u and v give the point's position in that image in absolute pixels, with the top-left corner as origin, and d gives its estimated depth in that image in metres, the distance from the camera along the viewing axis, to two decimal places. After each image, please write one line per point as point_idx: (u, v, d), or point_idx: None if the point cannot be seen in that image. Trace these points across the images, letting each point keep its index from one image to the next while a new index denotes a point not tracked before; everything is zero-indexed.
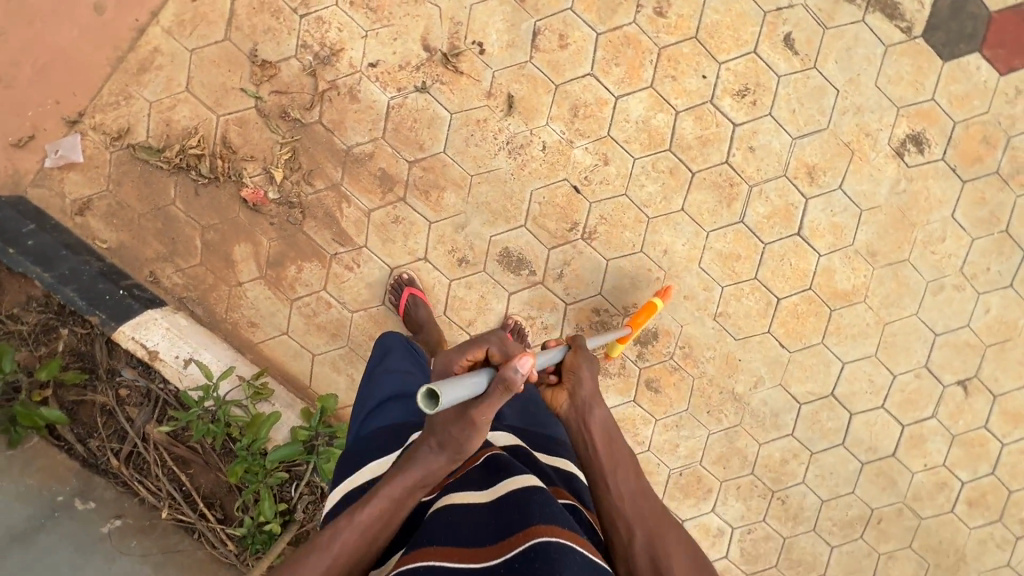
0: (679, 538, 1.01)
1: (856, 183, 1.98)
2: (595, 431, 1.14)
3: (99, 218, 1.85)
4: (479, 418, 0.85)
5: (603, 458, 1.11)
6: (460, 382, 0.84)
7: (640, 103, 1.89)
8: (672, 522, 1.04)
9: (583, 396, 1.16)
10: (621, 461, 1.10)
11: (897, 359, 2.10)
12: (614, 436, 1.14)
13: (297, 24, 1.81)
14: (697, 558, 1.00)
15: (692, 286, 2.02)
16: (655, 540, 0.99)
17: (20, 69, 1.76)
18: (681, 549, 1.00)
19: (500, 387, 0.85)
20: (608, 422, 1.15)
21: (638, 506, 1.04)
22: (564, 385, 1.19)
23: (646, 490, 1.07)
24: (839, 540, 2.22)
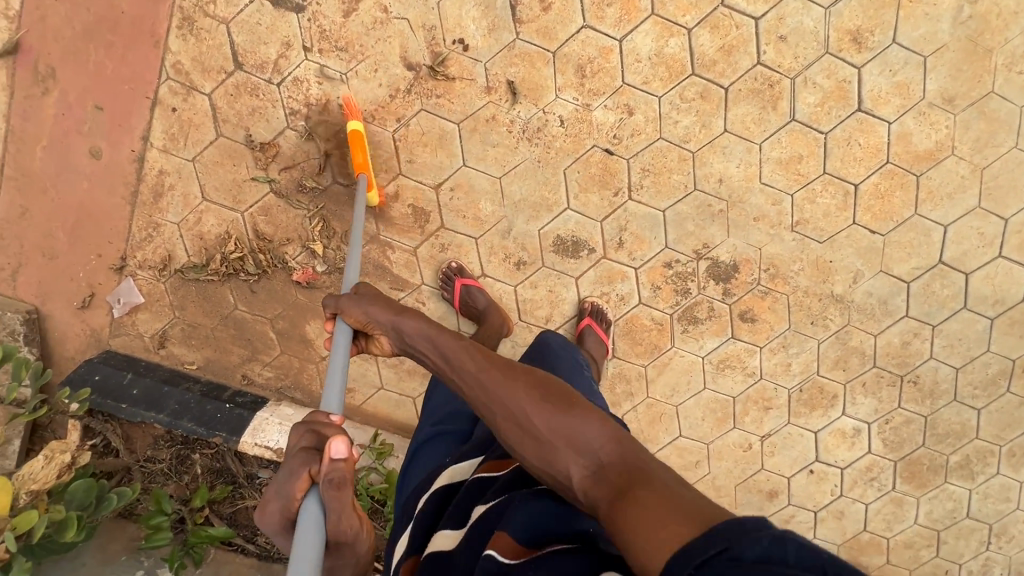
0: (530, 389, 1.05)
1: (912, 30, 1.74)
2: (418, 342, 1.19)
3: (180, 345, 1.93)
4: (340, 525, 0.96)
5: (440, 361, 1.15)
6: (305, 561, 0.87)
7: (647, 36, 1.71)
8: (523, 376, 1.07)
9: (389, 325, 1.21)
10: (454, 352, 1.14)
11: (1006, 202, 1.90)
12: (435, 334, 1.16)
13: (278, 93, 1.72)
14: (553, 396, 1.03)
15: (760, 205, 1.88)
16: (508, 406, 1.03)
17: (57, 238, 1.81)
18: (530, 399, 1.03)
19: (334, 488, 0.95)
20: (427, 326, 1.18)
21: (483, 383, 1.08)
22: (374, 331, 1.26)
23: (488, 365, 1.10)
24: (984, 400, 2.13)
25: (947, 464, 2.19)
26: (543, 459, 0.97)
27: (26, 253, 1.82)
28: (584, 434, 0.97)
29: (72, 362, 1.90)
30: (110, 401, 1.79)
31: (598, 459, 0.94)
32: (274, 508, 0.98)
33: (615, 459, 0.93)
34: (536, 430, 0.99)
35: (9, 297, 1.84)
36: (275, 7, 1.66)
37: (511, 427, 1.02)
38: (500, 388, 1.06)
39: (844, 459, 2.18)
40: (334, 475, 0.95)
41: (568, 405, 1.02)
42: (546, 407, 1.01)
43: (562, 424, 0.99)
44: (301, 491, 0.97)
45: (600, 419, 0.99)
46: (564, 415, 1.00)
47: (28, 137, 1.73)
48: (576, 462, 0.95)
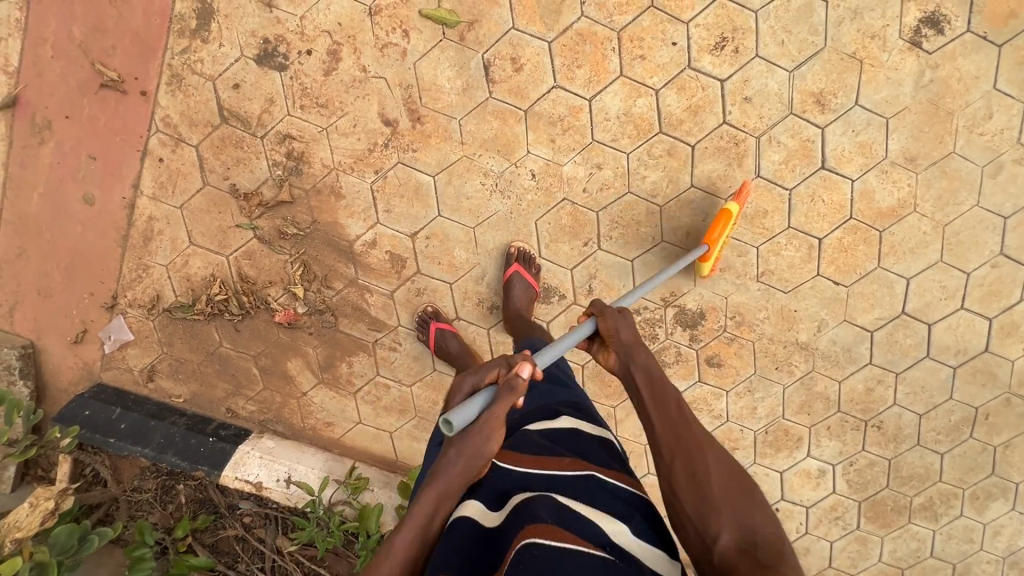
0: (722, 458, 1.11)
1: (874, 92, 1.79)
2: (638, 374, 1.24)
3: (167, 379, 2.02)
4: (490, 423, 1.04)
5: (648, 394, 1.20)
6: (466, 407, 1.02)
7: (615, 97, 1.77)
8: (716, 446, 1.13)
9: (626, 345, 1.28)
10: (669, 397, 1.19)
11: (968, 256, 1.95)
12: (657, 375, 1.23)
13: (261, 145, 1.80)
14: (737, 475, 1.09)
15: (726, 257, 1.94)
16: (697, 460, 1.10)
17: (51, 278, 1.91)
18: (718, 467, 1.09)
19: (509, 389, 1.07)
20: (652, 367, 1.24)
21: (683, 432, 1.14)
22: (609, 344, 1.31)
23: (692, 421, 1.16)
24: (947, 446, 2.18)
25: (911, 505, 2.25)
26: (700, 514, 1.04)
27: (22, 291, 1.92)
28: (748, 515, 1.03)
29: (65, 394, 2.00)
30: (99, 435, 1.90)
31: (751, 538, 1.00)
32: (459, 380, 1.11)
33: (770, 546, 1.00)
34: (710, 494, 1.06)
35: (5, 332, 1.94)
36: (259, 65, 1.73)
37: (686, 477, 1.08)
38: (701, 444, 1.12)
39: (809, 498, 2.24)
40: (516, 379, 1.08)
41: (746, 487, 1.08)
42: (724, 480, 1.08)
43: (740, 503, 1.05)
44: (486, 380, 1.11)
45: (769, 513, 1.05)
46: (742, 496, 1.05)
47: (25, 183, 1.82)
48: (730, 531, 1.01)
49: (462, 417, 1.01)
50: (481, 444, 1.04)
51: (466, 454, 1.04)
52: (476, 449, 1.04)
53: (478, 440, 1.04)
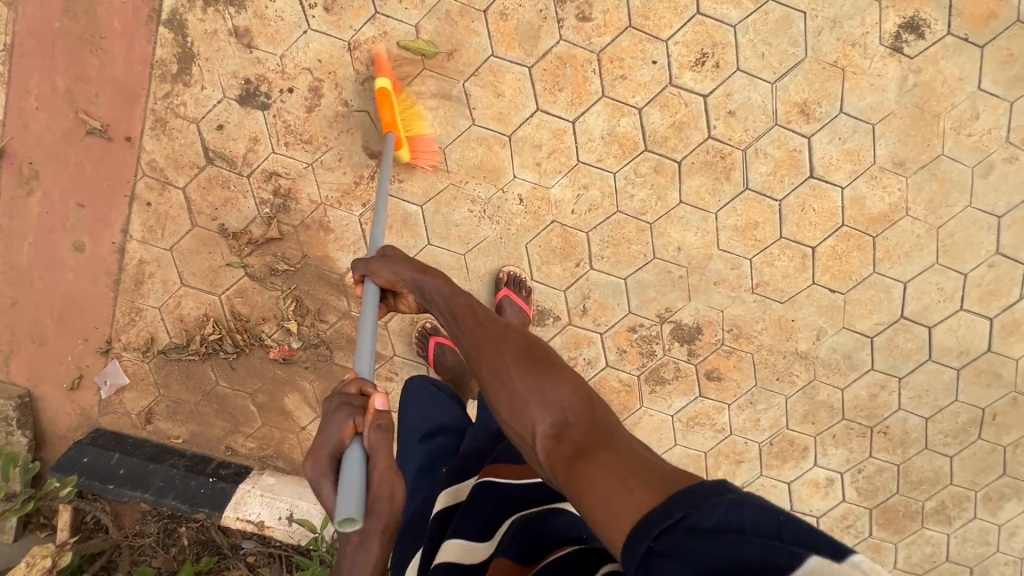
0: (520, 349, 1.08)
1: (858, 99, 1.78)
2: (427, 297, 1.23)
3: (165, 420, 2.01)
4: (384, 473, 0.94)
5: (448, 318, 1.20)
6: (348, 492, 0.88)
7: (598, 118, 1.77)
8: (516, 341, 1.10)
9: (403, 277, 1.24)
10: (460, 311, 1.18)
11: (963, 257, 1.93)
12: (445, 292, 1.20)
13: (247, 184, 1.80)
14: (534, 351, 1.08)
15: (720, 270, 1.92)
16: (498, 364, 1.07)
17: (45, 326, 1.91)
18: (514, 354, 1.08)
19: (378, 432, 0.95)
20: (441, 286, 1.21)
21: (479, 341, 1.12)
22: (401, 290, 1.28)
23: (488, 326, 1.14)
24: (956, 448, 2.14)
25: (924, 510, 2.21)
26: (518, 416, 1.01)
27: (17, 340, 1.92)
28: (556, 394, 1.00)
29: (64, 441, 1.99)
30: (98, 482, 1.89)
31: (564, 418, 0.97)
32: (318, 458, 0.96)
33: (582, 417, 0.97)
34: (517, 392, 1.03)
35: (2, 382, 1.94)
36: (241, 105, 1.74)
37: (495, 382, 1.06)
38: (493, 339, 1.12)
39: (819, 507, 2.21)
40: (384, 419, 0.97)
41: (550, 367, 1.05)
42: (526, 367, 1.05)
43: (542, 381, 1.02)
44: (348, 437, 0.97)
45: (577, 383, 1.02)
46: (545, 376, 1.03)
47: (15, 234, 1.83)
48: (544, 420, 0.98)
49: (349, 496, 0.88)
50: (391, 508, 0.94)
51: (377, 523, 0.93)
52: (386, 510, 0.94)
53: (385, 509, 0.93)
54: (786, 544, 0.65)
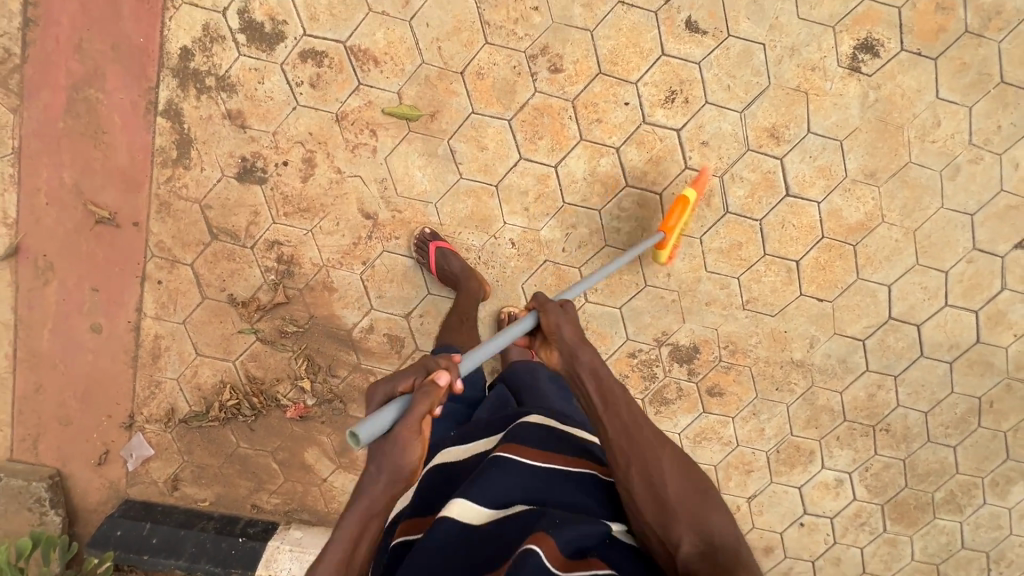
0: (675, 463, 1.10)
1: (824, 119, 1.86)
2: (584, 373, 1.21)
3: (191, 485, 2.08)
4: (408, 432, 0.94)
5: (597, 395, 1.18)
6: (375, 421, 0.93)
7: (579, 161, 1.86)
8: (671, 452, 1.11)
9: (569, 345, 1.24)
10: (616, 396, 1.17)
11: (942, 256, 2.01)
12: (604, 374, 1.20)
13: (252, 254, 1.89)
14: (688, 471, 1.10)
15: (711, 291, 2.00)
16: (652, 466, 1.07)
17: (70, 407, 1.99)
18: (671, 469, 1.08)
19: (421, 394, 0.97)
20: (604, 367, 1.21)
21: (636, 437, 1.11)
22: (551, 342, 1.27)
23: (643, 425, 1.13)
24: (958, 438, 2.20)
25: (934, 500, 2.26)
26: (662, 523, 1.01)
27: (43, 423, 2.00)
28: (706, 519, 1.02)
29: (96, 514, 2.06)
30: (133, 554, 1.96)
31: (712, 545, 0.99)
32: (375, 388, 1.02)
33: (727, 547, 0.99)
34: (669, 502, 1.03)
35: (33, 463, 2.01)
36: (240, 182, 1.82)
37: (645, 486, 1.05)
38: (651, 443, 1.11)
39: (831, 508, 2.26)
40: (429, 386, 0.98)
41: (702, 491, 1.08)
42: (679, 483, 1.07)
43: (693, 502, 1.04)
44: (401, 388, 1.00)
45: (727, 515, 1.05)
46: (699, 499, 1.05)
47: (34, 322, 1.91)
48: (692, 537, 0.99)
49: (371, 428, 0.92)
50: (402, 464, 0.95)
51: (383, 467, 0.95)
52: (394, 462, 0.94)
53: (399, 459, 0.94)
54: None
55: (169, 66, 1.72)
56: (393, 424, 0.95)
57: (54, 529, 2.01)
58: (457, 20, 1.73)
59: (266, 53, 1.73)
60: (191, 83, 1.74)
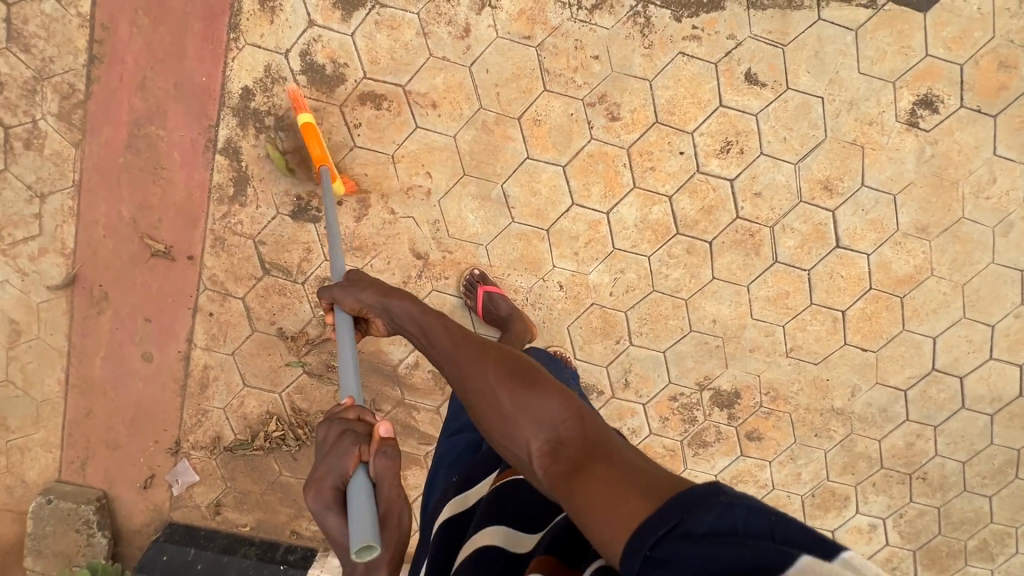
0: (498, 364, 1.00)
1: (879, 172, 1.86)
2: (399, 317, 1.15)
3: (233, 510, 2.11)
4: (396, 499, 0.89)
5: (418, 333, 1.12)
6: (362, 521, 0.82)
7: (631, 208, 1.86)
8: (492, 351, 1.03)
9: (375, 301, 1.17)
10: (430, 326, 1.10)
11: (990, 310, 2.00)
12: (412, 309, 1.13)
13: (303, 289, 1.91)
14: (512, 364, 1.00)
15: (755, 337, 2.00)
16: (475, 381, 0.99)
17: (119, 432, 2.02)
18: (494, 369, 0.99)
19: (383, 459, 0.91)
20: (402, 301, 1.14)
21: (453, 358, 1.04)
22: (369, 315, 1.22)
23: (461, 337, 1.06)
24: (994, 488, 2.20)
25: (967, 548, 2.26)
26: (508, 438, 0.94)
27: (92, 446, 2.03)
28: (545, 411, 0.92)
29: (140, 536, 2.10)
30: None
31: (555, 434, 0.91)
32: (320, 491, 0.89)
33: (571, 432, 0.90)
34: (502, 410, 0.95)
35: (80, 485, 2.05)
36: (295, 220, 1.84)
37: (478, 404, 0.98)
38: (468, 354, 1.03)
39: (863, 552, 2.27)
40: (388, 447, 0.92)
41: (531, 379, 0.97)
42: (505, 383, 0.97)
43: (521, 398, 0.94)
44: (352, 468, 0.91)
45: (561, 393, 0.95)
46: (524, 388, 0.95)
47: (88, 350, 1.94)
48: (535, 437, 0.91)
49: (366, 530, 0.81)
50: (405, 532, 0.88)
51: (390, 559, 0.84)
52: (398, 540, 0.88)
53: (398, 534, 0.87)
54: (776, 542, 0.65)
55: (230, 105, 1.74)
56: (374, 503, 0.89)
57: (100, 550, 2.05)
58: (517, 67, 1.73)
59: (326, 94, 1.74)
60: (251, 122, 1.75)
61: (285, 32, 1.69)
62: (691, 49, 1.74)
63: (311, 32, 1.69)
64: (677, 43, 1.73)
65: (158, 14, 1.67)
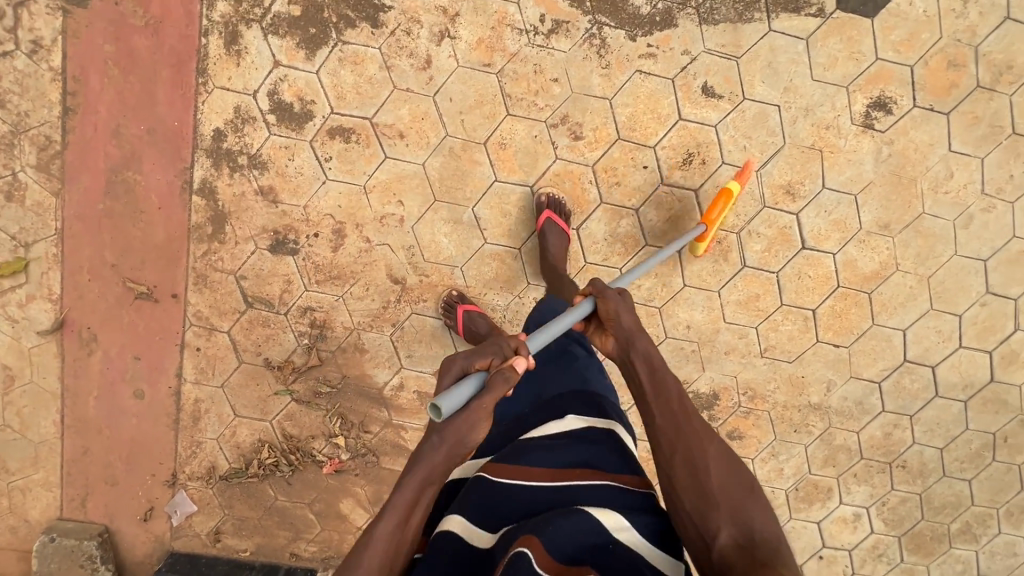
0: (721, 456, 1.13)
1: (838, 175, 1.91)
2: (638, 360, 1.28)
3: (232, 536, 2.17)
4: (481, 409, 1.08)
5: (648, 386, 1.24)
6: (458, 393, 1.06)
7: (599, 223, 1.91)
8: (715, 442, 1.16)
9: (628, 331, 1.30)
10: (668, 389, 1.23)
11: (956, 300, 2.05)
12: (659, 367, 1.26)
13: (286, 319, 1.96)
14: (737, 469, 1.12)
15: (729, 340, 2.06)
16: (697, 457, 1.12)
17: (116, 467, 2.07)
18: (718, 462, 1.12)
19: (500, 379, 1.11)
20: (653, 353, 1.28)
21: (682, 428, 1.16)
22: (608, 329, 1.35)
23: (693, 416, 1.19)
24: (973, 472, 2.26)
25: (950, 531, 2.32)
26: (700, 513, 1.05)
27: (91, 483, 2.08)
28: (748, 510, 1.05)
29: (143, 567, 2.16)
30: None
31: (748, 537, 1.01)
32: (451, 369, 1.13)
33: (768, 543, 1.00)
34: (712, 491, 1.07)
35: (82, 521, 2.11)
36: (273, 254, 1.89)
37: (689, 474, 1.10)
38: (701, 435, 1.15)
39: (850, 541, 2.32)
40: (507, 372, 1.13)
41: (747, 489, 1.09)
42: (728, 479, 1.10)
43: (736, 496, 1.07)
44: (479, 366, 1.14)
45: (769, 513, 1.06)
46: (743, 497, 1.07)
47: (81, 390, 1.99)
48: (728, 527, 1.02)
49: (450, 403, 1.05)
50: (467, 435, 1.08)
51: (450, 435, 1.07)
52: (461, 434, 1.07)
53: (466, 427, 1.07)
54: None
55: (203, 147, 1.78)
56: (469, 400, 1.08)
57: None
58: (479, 94, 1.78)
59: (296, 131, 1.78)
60: (224, 162, 1.80)
61: (252, 73, 1.73)
62: (647, 67, 1.78)
63: (276, 72, 1.74)
64: (634, 62, 1.78)
65: (127, 64, 1.72)
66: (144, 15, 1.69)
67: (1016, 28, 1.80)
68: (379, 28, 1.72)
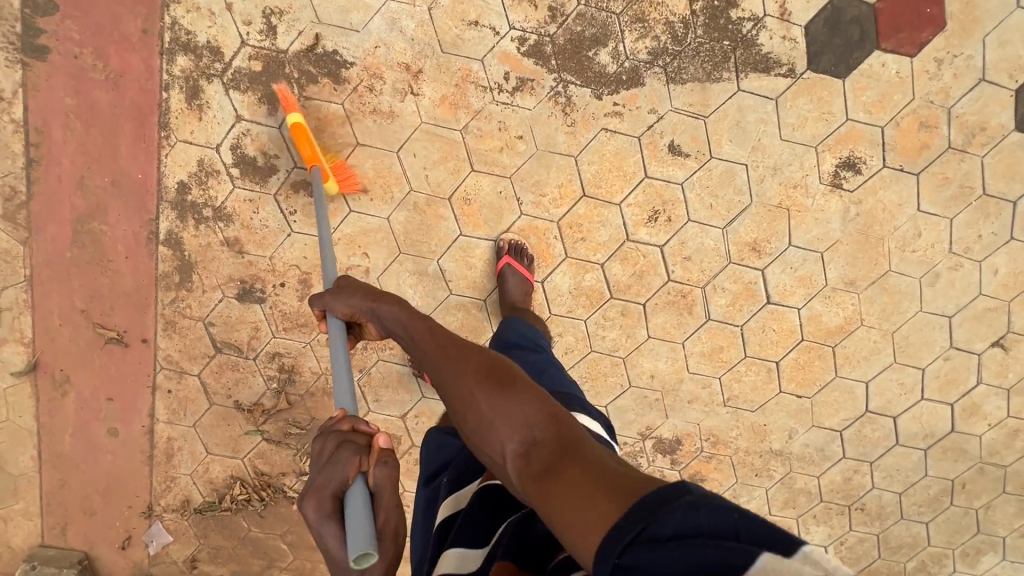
0: (479, 362, 0.97)
1: (805, 233, 1.90)
2: (382, 321, 1.12)
3: (208, 563, 2.25)
4: (391, 510, 0.89)
5: (402, 337, 1.09)
6: (359, 526, 0.83)
7: (564, 276, 1.92)
8: (464, 352, 0.99)
9: (361, 308, 1.14)
10: (414, 329, 1.06)
11: (920, 354, 2.07)
12: (397, 314, 1.09)
13: (255, 364, 1.99)
14: (495, 367, 0.96)
15: (693, 389, 2.08)
16: (453, 383, 0.95)
17: (94, 499, 2.14)
18: (474, 371, 0.95)
19: (384, 470, 0.90)
20: (388, 305, 1.11)
21: (435, 361, 1.00)
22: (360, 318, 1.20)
23: (443, 336, 1.03)
24: (931, 515, 2.30)
25: (906, 569, 2.38)
26: (481, 440, 0.91)
27: (70, 513, 2.15)
28: (519, 411, 0.89)
29: None
30: None
31: (529, 435, 0.87)
32: (319, 499, 0.88)
33: (546, 434, 0.87)
34: (475, 410, 0.92)
35: (62, 548, 2.18)
36: (241, 302, 1.91)
37: (458, 407, 0.94)
38: (450, 356, 0.99)
39: None
40: (391, 457, 0.92)
41: (508, 380, 0.94)
42: (487, 384, 0.93)
43: (498, 399, 0.91)
44: (351, 475, 0.90)
45: (535, 394, 0.93)
46: (501, 390, 0.92)
47: (56, 428, 2.04)
48: (509, 440, 0.88)
49: (361, 537, 0.82)
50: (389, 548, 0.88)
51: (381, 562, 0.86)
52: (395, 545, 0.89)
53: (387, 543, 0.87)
54: (742, 543, 0.64)
55: (167, 200, 1.79)
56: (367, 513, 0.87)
57: None
58: (443, 150, 1.77)
59: (260, 185, 1.78)
60: (190, 214, 1.81)
61: (214, 128, 1.73)
62: (613, 125, 1.77)
63: (239, 127, 1.73)
64: (600, 120, 1.76)
65: (89, 117, 1.72)
66: (104, 69, 1.68)
67: (990, 90, 1.77)
68: (342, 85, 1.70)
